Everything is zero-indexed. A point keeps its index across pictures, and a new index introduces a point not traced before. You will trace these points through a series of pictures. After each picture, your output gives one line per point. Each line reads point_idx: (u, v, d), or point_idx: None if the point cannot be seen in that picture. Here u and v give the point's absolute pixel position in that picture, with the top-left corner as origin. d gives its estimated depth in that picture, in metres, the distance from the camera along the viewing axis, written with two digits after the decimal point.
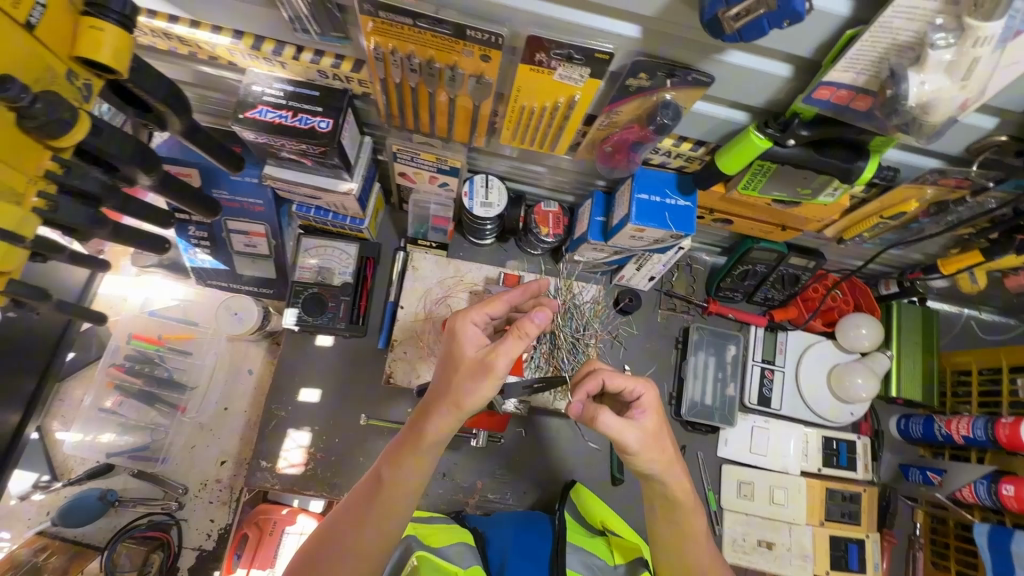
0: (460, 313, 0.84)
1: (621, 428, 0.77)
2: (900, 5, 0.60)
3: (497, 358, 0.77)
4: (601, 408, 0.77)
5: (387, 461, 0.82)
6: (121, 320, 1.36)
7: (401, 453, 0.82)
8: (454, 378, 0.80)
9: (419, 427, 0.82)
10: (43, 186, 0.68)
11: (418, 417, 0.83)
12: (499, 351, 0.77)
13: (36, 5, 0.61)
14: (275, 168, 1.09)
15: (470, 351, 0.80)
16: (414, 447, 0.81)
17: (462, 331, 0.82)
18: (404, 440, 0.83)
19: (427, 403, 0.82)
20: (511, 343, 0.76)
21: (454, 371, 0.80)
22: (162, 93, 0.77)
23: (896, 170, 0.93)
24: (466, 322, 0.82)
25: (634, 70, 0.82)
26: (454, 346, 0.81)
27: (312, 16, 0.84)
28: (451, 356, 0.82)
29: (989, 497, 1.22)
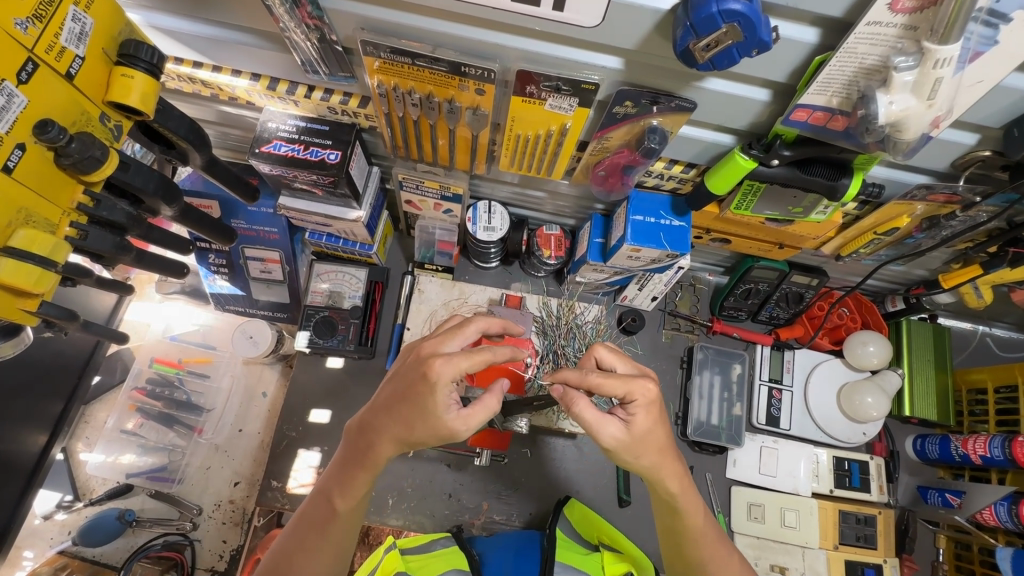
0: (442, 365, 0.73)
1: (599, 419, 0.77)
2: (862, 32, 0.64)
3: (462, 430, 0.77)
4: (578, 393, 0.78)
5: (340, 492, 0.84)
6: (145, 345, 1.44)
7: (352, 483, 0.83)
8: (413, 428, 0.77)
9: (370, 453, 0.82)
10: (75, 217, 0.75)
11: (370, 442, 0.82)
12: (465, 420, 0.76)
13: (75, 59, 0.69)
14: (289, 199, 1.16)
15: (440, 419, 0.74)
16: (365, 478, 0.83)
17: (441, 391, 0.73)
18: (355, 469, 0.83)
19: (380, 438, 0.80)
20: (477, 415, 0.77)
21: (419, 427, 0.76)
22: (185, 132, 0.85)
23: (881, 187, 0.95)
24: (446, 379, 0.73)
25: (620, 99, 0.86)
26: (424, 399, 0.74)
27: (321, 59, 0.91)
28: (415, 405, 0.75)
29: (1009, 519, 1.17)
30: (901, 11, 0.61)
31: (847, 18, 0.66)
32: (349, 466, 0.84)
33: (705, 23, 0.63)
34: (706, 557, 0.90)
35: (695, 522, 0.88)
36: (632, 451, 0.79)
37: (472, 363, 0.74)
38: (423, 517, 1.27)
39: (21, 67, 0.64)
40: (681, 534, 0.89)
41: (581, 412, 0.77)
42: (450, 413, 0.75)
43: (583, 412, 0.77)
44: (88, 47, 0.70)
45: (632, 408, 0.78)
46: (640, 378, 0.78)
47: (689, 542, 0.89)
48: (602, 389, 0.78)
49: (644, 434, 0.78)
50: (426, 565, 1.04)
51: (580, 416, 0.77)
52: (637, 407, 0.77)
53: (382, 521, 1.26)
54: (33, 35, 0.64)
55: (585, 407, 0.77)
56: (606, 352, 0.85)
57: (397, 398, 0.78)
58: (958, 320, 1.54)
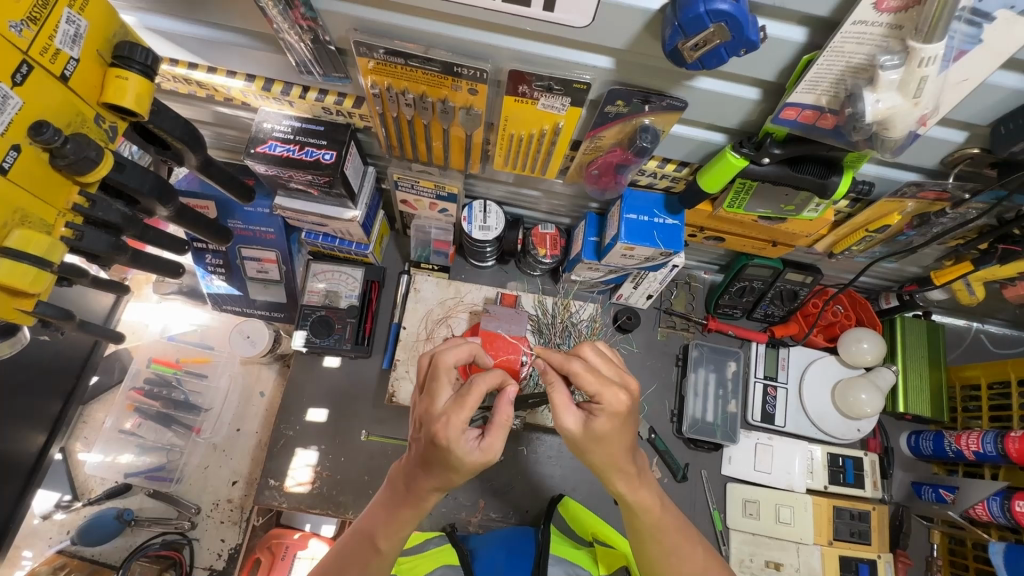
0: (448, 423, 0.72)
1: (564, 404, 0.79)
2: (848, 31, 0.64)
3: (494, 457, 0.75)
4: (557, 377, 0.81)
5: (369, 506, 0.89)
6: (143, 346, 1.45)
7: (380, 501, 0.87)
8: (450, 476, 0.77)
9: (415, 499, 0.82)
10: (71, 218, 0.76)
11: (411, 488, 0.82)
12: (492, 449, 0.75)
13: (70, 61, 0.70)
14: (285, 199, 1.16)
15: (469, 463, 0.74)
16: (411, 513, 0.83)
17: (455, 443, 0.72)
18: (397, 512, 0.84)
19: (417, 484, 0.80)
20: (500, 437, 0.76)
21: (453, 474, 0.76)
22: (180, 133, 0.85)
23: (872, 184, 0.96)
24: (456, 433, 0.72)
25: (612, 98, 0.87)
26: (446, 453, 0.74)
27: (315, 60, 0.92)
28: (440, 459, 0.75)
29: (1002, 514, 1.18)
30: (886, 11, 0.62)
31: (834, 18, 0.67)
32: (393, 510, 0.84)
33: (693, 23, 0.64)
34: (673, 548, 0.89)
35: (655, 518, 0.88)
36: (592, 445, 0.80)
37: (473, 411, 0.73)
38: (420, 516, 1.28)
39: (16, 69, 0.64)
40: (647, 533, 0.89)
41: (553, 394, 0.80)
42: (474, 453, 0.73)
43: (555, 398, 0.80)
44: (83, 49, 0.71)
45: (595, 408, 0.78)
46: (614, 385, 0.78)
47: (652, 540, 0.89)
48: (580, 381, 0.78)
49: (602, 434, 0.78)
50: (418, 565, 1.04)
51: (552, 399, 0.80)
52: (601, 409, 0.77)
53: None
54: (27, 37, 0.65)
55: (557, 391, 0.80)
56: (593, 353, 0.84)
57: (422, 452, 0.78)
58: (952, 316, 1.54)
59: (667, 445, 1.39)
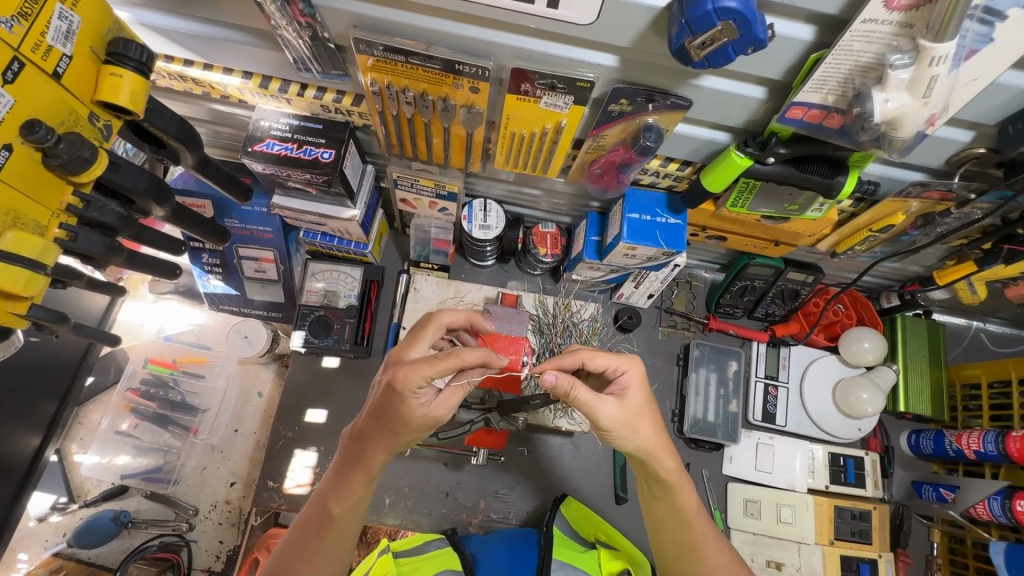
0: (406, 375, 0.76)
1: (595, 399, 0.80)
2: (857, 30, 0.63)
3: (444, 414, 0.81)
4: (575, 381, 0.79)
5: (333, 497, 0.86)
6: (138, 346, 1.47)
7: (347, 485, 0.85)
8: (396, 431, 0.80)
9: (362, 456, 0.84)
10: (65, 219, 0.74)
11: (360, 445, 0.84)
12: (444, 406, 0.81)
13: (62, 58, 0.68)
14: (283, 198, 1.15)
15: (419, 414, 0.78)
16: (360, 479, 0.84)
17: (409, 396, 0.76)
18: (347, 475, 0.85)
19: (365, 443, 0.83)
20: (457, 395, 0.81)
21: (403, 429, 0.80)
22: (175, 131, 0.84)
23: (877, 184, 0.95)
24: (413, 385, 0.76)
25: (616, 97, 0.86)
26: (398, 405, 0.78)
27: (314, 56, 0.90)
28: (392, 412, 0.79)
29: (1003, 513, 1.18)
30: (897, 9, 0.61)
31: (843, 16, 0.66)
32: (344, 472, 0.86)
33: (700, 21, 0.63)
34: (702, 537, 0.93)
35: None
36: (629, 428, 0.82)
37: (437, 370, 0.76)
38: (421, 516, 1.27)
39: (7, 66, 0.63)
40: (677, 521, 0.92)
41: (579, 395, 0.79)
42: (425, 405, 0.79)
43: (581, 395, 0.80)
44: (76, 46, 0.69)
45: (625, 385, 0.85)
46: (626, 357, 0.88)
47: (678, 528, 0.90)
48: (593, 362, 0.85)
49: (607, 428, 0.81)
50: (419, 568, 1.03)
51: (579, 398, 0.79)
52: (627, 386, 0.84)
53: (379, 520, 1.26)
54: (18, 33, 0.63)
55: (581, 390, 0.79)
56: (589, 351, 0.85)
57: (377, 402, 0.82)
58: (952, 315, 1.54)
59: None
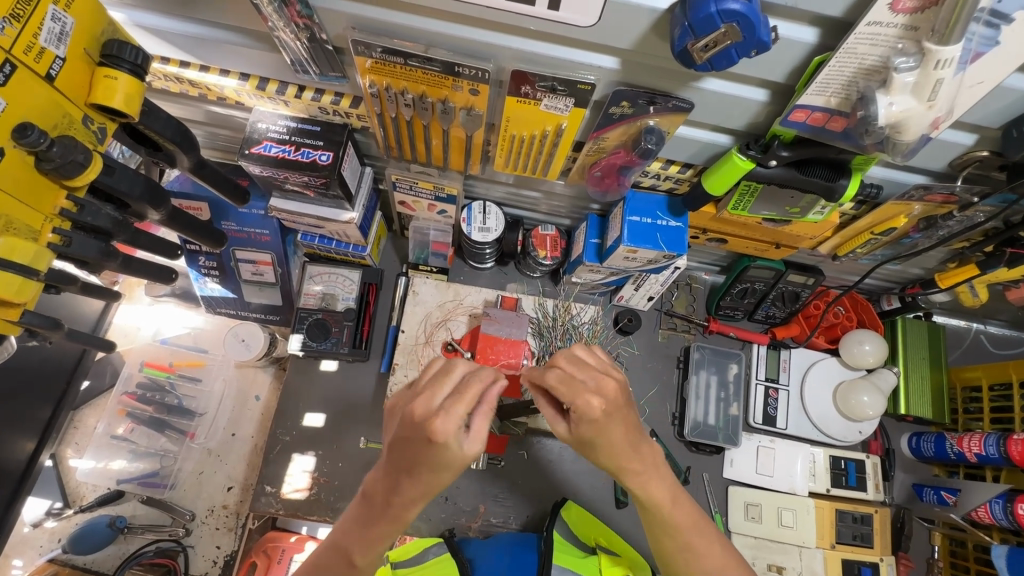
0: (437, 420, 0.61)
1: (553, 415, 0.75)
2: (862, 33, 0.63)
3: (480, 452, 0.65)
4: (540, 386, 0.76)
5: (357, 547, 0.74)
6: (134, 349, 1.43)
7: (371, 536, 0.74)
8: (432, 480, 0.66)
9: (388, 507, 0.70)
10: (59, 223, 0.73)
11: (385, 498, 0.70)
12: (480, 442, 0.64)
13: (55, 60, 0.67)
14: (280, 201, 1.14)
15: (455, 457, 0.63)
16: (387, 529, 0.73)
17: (444, 446, 0.62)
18: (371, 526, 0.73)
19: (391, 496, 0.69)
20: (487, 425, 0.65)
21: (440, 477, 0.66)
22: (171, 133, 0.83)
23: (879, 187, 0.95)
24: (447, 434, 0.61)
25: (617, 99, 0.85)
26: (426, 453, 0.63)
27: (311, 58, 0.89)
28: (417, 461, 0.65)
29: (1005, 517, 1.18)
30: (902, 12, 0.60)
31: (847, 18, 0.65)
32: (365, 520, 0.74)
33: (703, 23, 0.62)
34: (687, 544, 0.84)
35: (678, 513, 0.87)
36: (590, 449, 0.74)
37: (465, 403, 0.62)
38: (420, 521, 1.26)
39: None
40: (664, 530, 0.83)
41: (541, 405, 0.76)
42: (462, 449, 0.63)
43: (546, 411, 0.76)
44: (69, 48, 0.68)
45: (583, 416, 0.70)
46: (597, 382, 0.70)
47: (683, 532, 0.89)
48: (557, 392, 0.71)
49: None
50: None
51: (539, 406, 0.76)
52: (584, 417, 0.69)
53: None
54: (10, 35, 0.62)
55: (544, 402, 0.76)
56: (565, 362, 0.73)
57: (397, 446, 0.66)
58: (953, 317, 1.54)
59: (668, 448, 1.37)
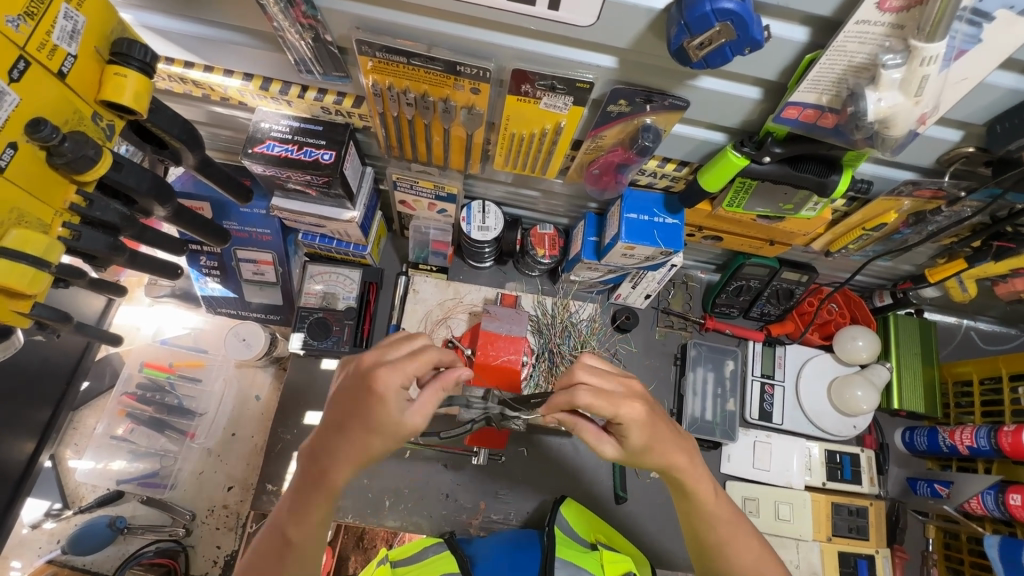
0: (388, 373, 0.78)
1: (597, 437, 0.86)
2: (851, 31, 0.65)
3: (422, 423, 0.80)
4: (578, 419, 0.86)
5: (293, 520, 0.79)
6: (134, 350, 1.43)
7: (308, 506, 0.79)
8: (369, 441, 0.78)
9: (326, 468, 0.79)
10: (68, 218, 0.74)
11: (319, 459, 0.79)
12: (421, 413, 0.80)
13: (67, 57, 0.68)
14: (283, 200, 1.15)
15: (398, 422, 0.77)
16: (324, 496, 0.79)
17: (389, 399, 0.77)
18: (306, 496, 0.79)
19: (331, 452, 0.79)
20: (432, 401, 0.81)
21: (374, 439, 0.78)
22: (178, 131, 0.84)
23: (869, 183, 0.97)
24: (393, 385, 0.78)
25: (615, 97, 0.87)
26: (372, 408, 0.77)
27: (315, 59, 0.91)
28: (362, 417, 0.78)
29: (997, 507, 1.21)
30: (889, 11, 0.63)
31: (836, 17, 0.68)
32: (302, 492, 0.80)
33: (698, 21, 0.65)
34: (710, 528, 0.89)
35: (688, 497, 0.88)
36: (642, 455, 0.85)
37: (418, 365, 0.80)
38: (421, 518, 1.27)
39: (12, 65, 0.63)
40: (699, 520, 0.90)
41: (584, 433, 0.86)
42: (406, 412, 0.79)
43: (585, 433, 0.87)
44: (81, 46, 0.70)
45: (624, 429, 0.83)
46: (628, 399, 0.82)
47: (698, 520, 0.90)
48: (593, 409, 0.81)
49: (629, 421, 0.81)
50: None
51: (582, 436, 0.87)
52: (630, 426, 0.82)
53: (379, 522, 1.26)
54: (25, 32, 0.63)
55: (583, 427, 0.86)
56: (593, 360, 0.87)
57: (346, 412, 0.79)
58: (943, 314, 1.57)
59: None
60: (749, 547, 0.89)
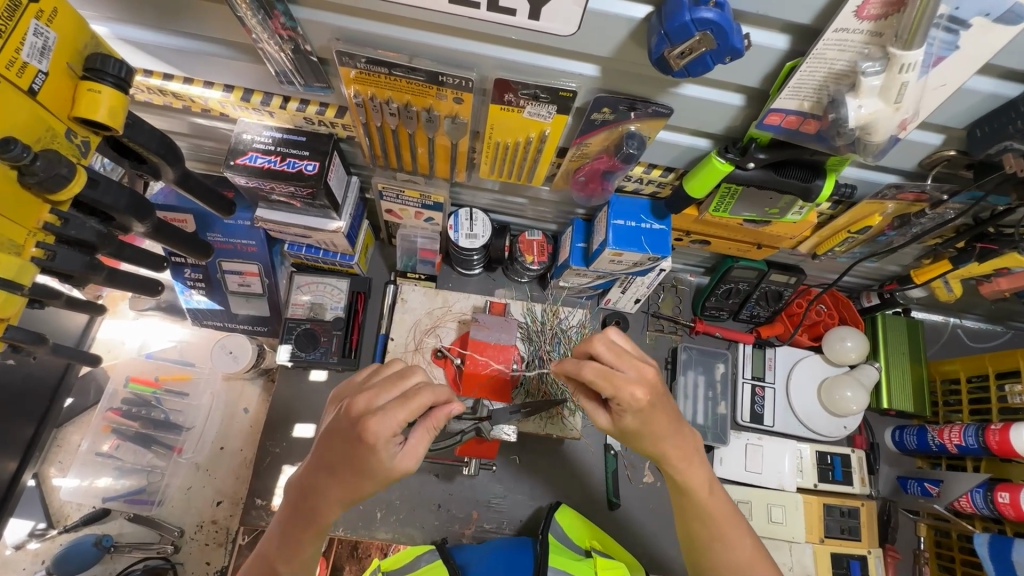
0: (378, 425, 0.73)
1: (593, 405, 0.86)
2: (830, 39, 0.65)
3: (413, 465, 0.78)
4: (579, 385, 0.88)
5: (280, 556, 0.82)
6: (120, 364, 1.42)
7: (297, 544, 0.82)
8: (358, 485, 0.77)
9: (315, 514, 0.79)
10: (43, 237, 0.73)
11: (307, 501, 0.80)
12: (412, 456, 0.77)
13: (38, 74, 0.67)
14: (266, 211, 1.14)
15: (387, 471, 0.75)
16: (313, 536, 0.81)
17: (381, 451, 0.74)
18: (298, 535, 0.81)
19: (321, 497, 0.78)
20: (422, 442, 0.79)
21: (364, 483, 0.76)
22: (155, 146, 0.83)
23: (853, 186, 0.97)
24: (386, 437, 0.73)
25: (598, 105, 0.87)
26: (364, 459, 0.74)
27: (296, 70, 0.90)
28: (356, 466, 0.75)
29: (986, 505, 1.21)
30: (867, 19, 0.63)
31: (816, 25, 0.68)
32: (291, 530, 0.82)
33: (678, 32, 0.64)
34: (716, 531, 0.89)
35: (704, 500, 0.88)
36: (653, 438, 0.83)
37: (409, 411, 0.75)
38: (413, 530, 1.26)
39: None
40: (694, 515, 0.89)
41: (580, 398, 0.87)
42: (396, 459, 0.76)
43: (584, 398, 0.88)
44: (52, 62, 0.68)
45: (621, 409, 0.80)
46: (631, 382, 0.77)
47: (699, 520, 0.90)
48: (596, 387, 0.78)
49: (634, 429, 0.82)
50: None
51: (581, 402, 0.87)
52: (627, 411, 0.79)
53: (371, 535, 1.25)
54: None
55: (583, 395, 0.87)
56: (603, 345, 0.80)
57: (337, 459, 0.77)
58: (931, 313, 1.58)
59: None
60: (741, 546, 0.89)
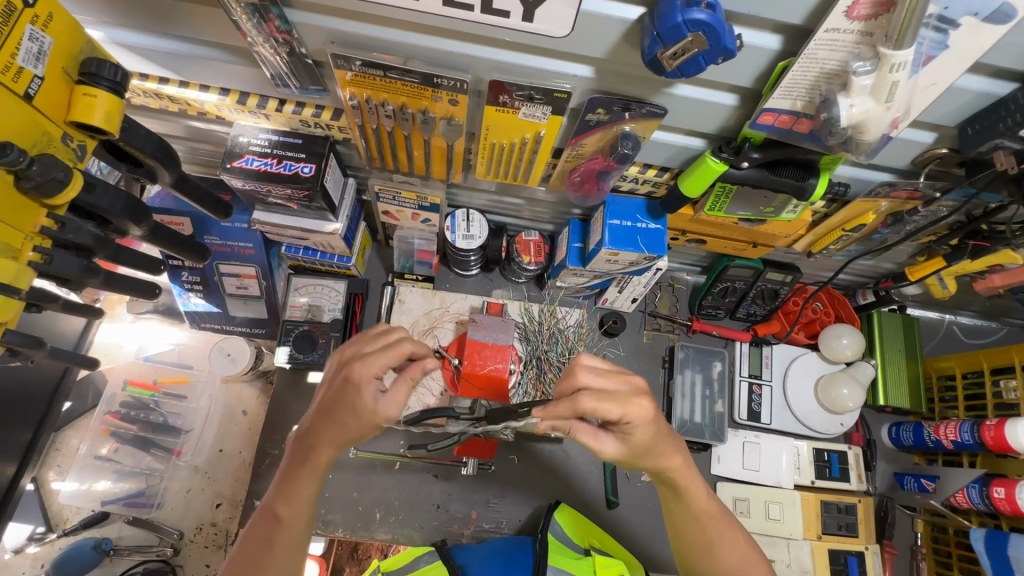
0: (359, 364, 0.79)
1: (596, 437, 0.81)
2: (821, 39, 0.66)
3: (396, 414, 0.80)
4: (573, 423, 0.80)
5: (281, 497, 0.82)
6: (117, 368, 1.40)
7: (294, 484, 0.82)
8: (346, 423, 0.79)
9: (309, 449, 0.82)
10: (39, 242, 0.73)
11: (303, 445, 0.82)
12: (393, 403, 0.79)
13: (34, 79, 0.67)
14: (264, 214, 1.14)
15: (368, 411, 0.78)
16: (309, 477, 0.82)
17: (362, 388, 0.78)
18: (295, 472, 0.82)
19: (314, 436, 0.81)
20: (401, 392, 0.79)
21: (352, 424, 0.79)
22: (151, 149, 0.83)
23: (847, 185, 0.98)
24: (367, 375, 0.79)
25: (592, 106, 0.87)
26: (348, 398, 0.79)
27: (292, 72, 0.90)
28: (341, 407, 0.79)
29: (982, 501, 1.22)
30: (857, 19, 0.64)
31: (807, 25, 0.68)
32: (290, 473, 0.82)
33: (670, 33, 0.65)
34: (709, 527, 0.89)
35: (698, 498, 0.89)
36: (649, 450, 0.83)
37: (389, 357, 0.81)
38: (412, 530, 1.26)
39: None
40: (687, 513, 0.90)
41: (580, 435, 0.81)
42: (376, 401, 0.78)
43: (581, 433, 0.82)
44: (47, 67, 0.69)
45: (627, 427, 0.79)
46: (634, 398, 0.78)
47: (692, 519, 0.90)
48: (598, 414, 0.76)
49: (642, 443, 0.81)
50: None
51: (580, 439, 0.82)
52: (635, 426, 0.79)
53: (370, 535, 1.25)
54: None
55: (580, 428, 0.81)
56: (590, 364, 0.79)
57: (323, 404, 0.82)
58: (926, 310, 1.59)
59: None
60: (735, 543, 0.90)
